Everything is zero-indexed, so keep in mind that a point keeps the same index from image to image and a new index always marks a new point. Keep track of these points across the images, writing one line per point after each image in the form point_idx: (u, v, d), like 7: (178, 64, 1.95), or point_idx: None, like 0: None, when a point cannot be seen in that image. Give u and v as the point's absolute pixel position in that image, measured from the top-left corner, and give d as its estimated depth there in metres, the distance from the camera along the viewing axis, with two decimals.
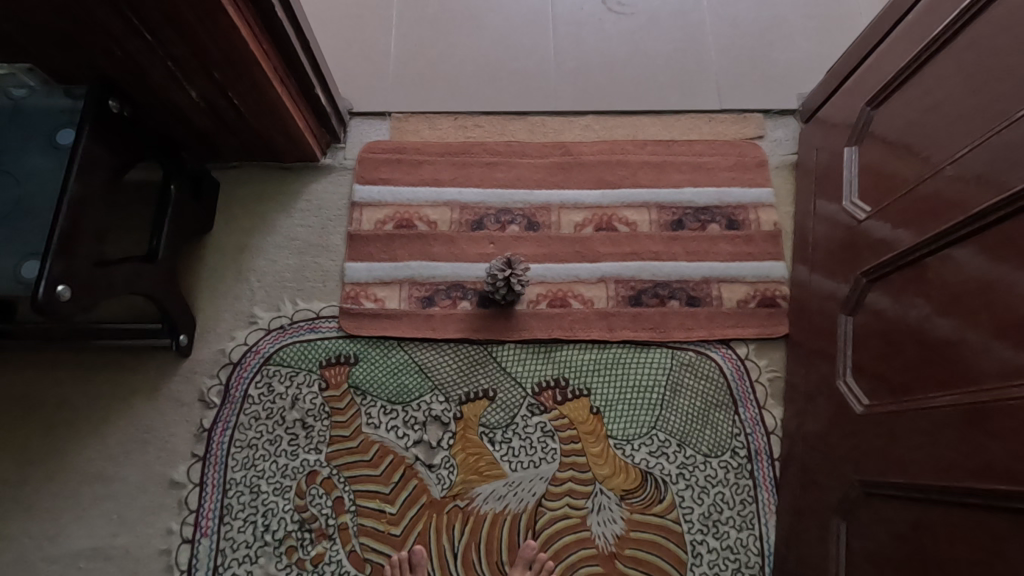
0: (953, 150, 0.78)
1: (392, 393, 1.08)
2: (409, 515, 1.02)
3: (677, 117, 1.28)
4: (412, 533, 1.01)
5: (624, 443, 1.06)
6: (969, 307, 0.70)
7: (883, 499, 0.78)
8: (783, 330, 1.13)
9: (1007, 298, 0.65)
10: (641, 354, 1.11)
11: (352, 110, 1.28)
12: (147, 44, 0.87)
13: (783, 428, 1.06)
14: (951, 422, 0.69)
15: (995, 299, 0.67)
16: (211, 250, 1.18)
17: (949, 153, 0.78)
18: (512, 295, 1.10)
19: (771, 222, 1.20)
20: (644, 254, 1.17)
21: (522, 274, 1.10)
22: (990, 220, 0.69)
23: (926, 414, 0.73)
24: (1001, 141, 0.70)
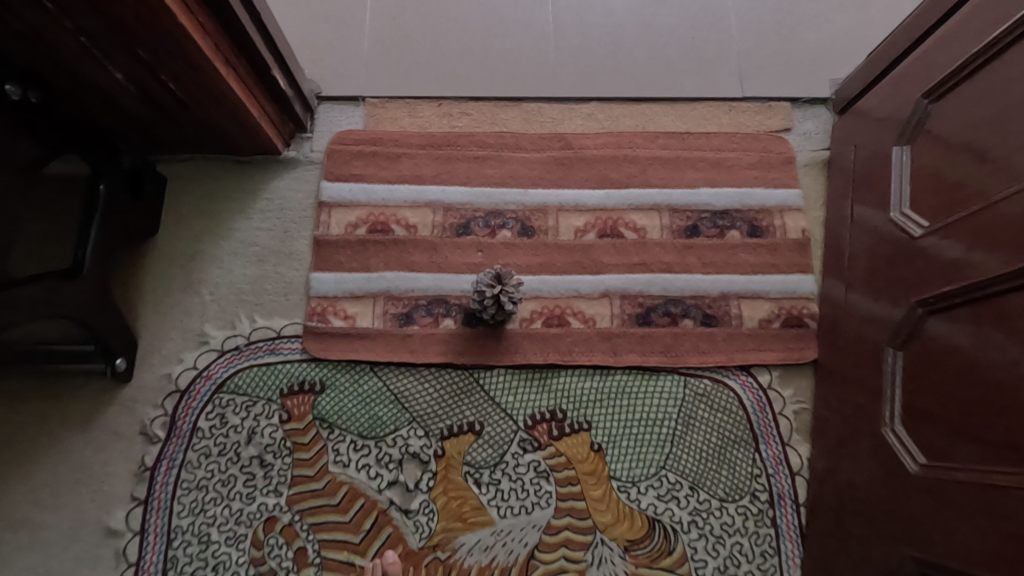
0: None
1: (363, 427, 0.94)
2: None
3: (693, 105, 1.12)
4: None
5: (629, 486, 0.92)
6: None
7: None
8: (812, 355, 0.99)
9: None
10: (650, 382, 0.97)
11: (320, 93, 1.11)
12: (49, 16, 0.70)
13: (810, 469, 0.93)
14: None
15: None
16: (156, 257, 1.02)
17: None
18: (502, 314, 0.96)
19: (798, 229, 1.05)
20: (654, 266, 1.02)
21: (515, 291, 0.95)
22: None
23: (1009, 493, 0.60)
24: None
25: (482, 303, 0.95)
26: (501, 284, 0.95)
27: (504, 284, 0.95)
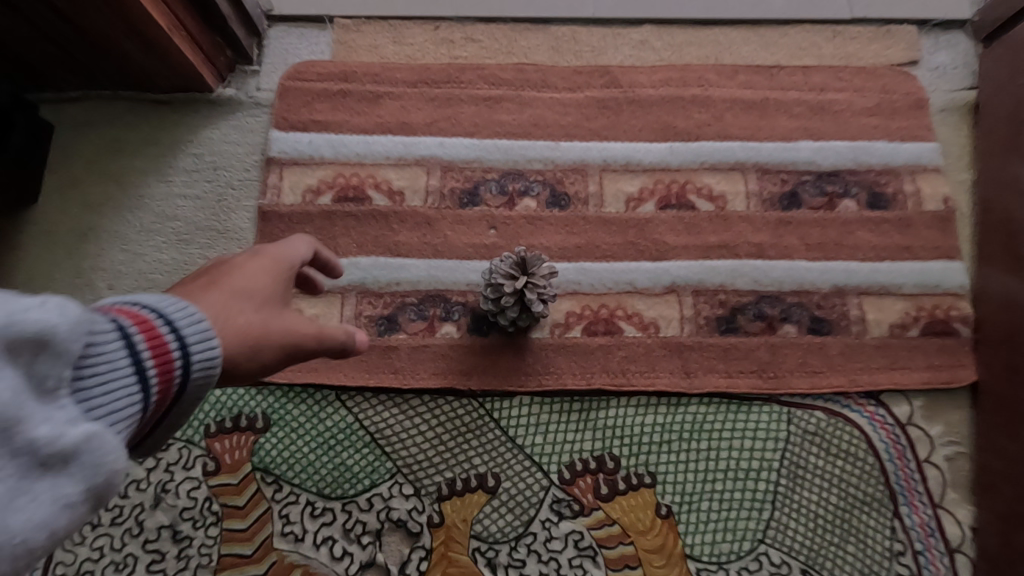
0: None
1: (325, 483, 0.65)
2: None
3: (784, 30, 0.82)
4: None
5: (713, 570, 0.64)
6: None
7: None
8: (969, 376, 0.69)
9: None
10: (738, 416, 0.68)
11: (271, 12, 0.81)
12: None
13: (975, 545, 0.64)
14: None
15: None
16: (34, 236, 0.72)
17: None
18: (526, 318, 0.67)
19: (938, 198, 0.75)
20: (739, 248, 0.73)
21: (546, 284, 0.65)
22: None
23: None
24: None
25: (497, 302, 0.66)
26: (526, 274, 0.65)
27: (531, 274, 0.65)
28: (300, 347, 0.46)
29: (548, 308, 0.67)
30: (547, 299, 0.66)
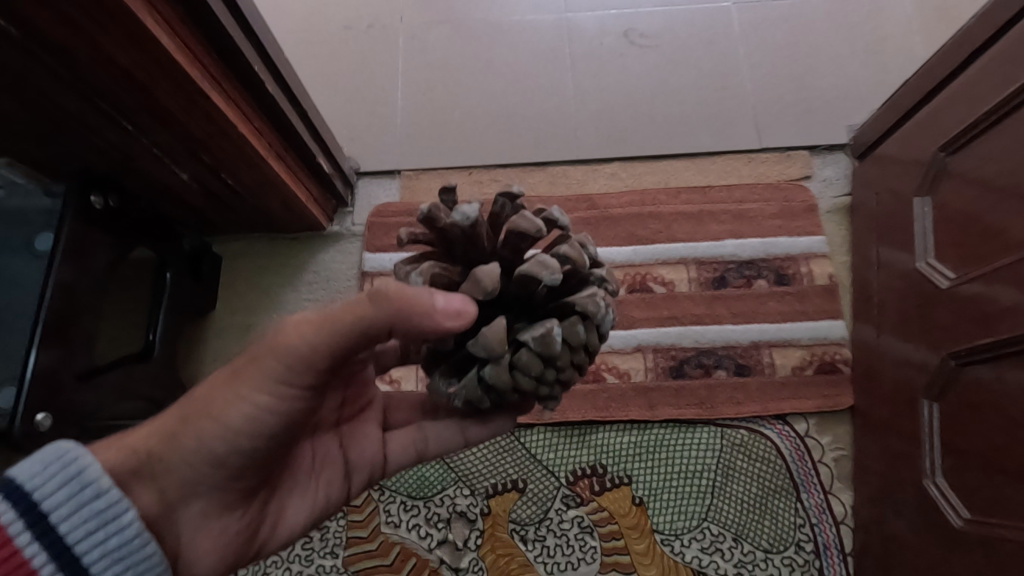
0: None
1: (412, 488, 0.99)
2: None
3: (713, 159, 1.16)
4: None
5: (672, 538, 0.94)
6: None
7: None
8: (848, 402, 1.00)
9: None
10: (687, 434, 0.99)
11: (359, 170, 1.19)
12: (127, 133, 0.79)
13: (855, 518, 0.94)
14: None
15: None
16: (215, 332, 1.11)
17: None
18: (490, 286, 0.48)
19: (826, 275, 1.08)
20: (685, 319, 1.06)
21: (466, 213, 0.49)
22: None
23: None
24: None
25: (444, 286, 0.52)
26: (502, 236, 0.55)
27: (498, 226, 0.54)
28: (399, 327, 0.50)
29: (532, 269, 0.49)
30: (541, 260, 0.49)
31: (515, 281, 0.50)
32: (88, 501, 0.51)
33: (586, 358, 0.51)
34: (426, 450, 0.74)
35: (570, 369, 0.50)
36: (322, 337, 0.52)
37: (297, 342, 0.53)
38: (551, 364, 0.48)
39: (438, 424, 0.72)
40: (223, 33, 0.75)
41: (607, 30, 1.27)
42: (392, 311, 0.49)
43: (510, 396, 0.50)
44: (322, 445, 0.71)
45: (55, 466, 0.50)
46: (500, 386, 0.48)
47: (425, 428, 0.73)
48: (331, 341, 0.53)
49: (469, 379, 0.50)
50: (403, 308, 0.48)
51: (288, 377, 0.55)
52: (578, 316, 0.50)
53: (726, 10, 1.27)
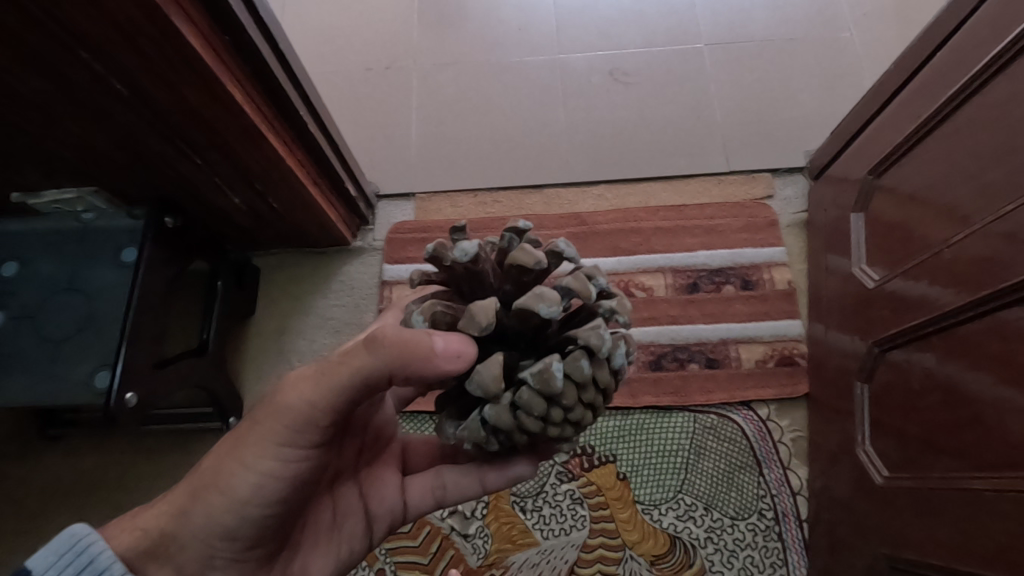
0: (947, 234, 0.84)
1: None
2: (442, 565, 1.08)
3: (687, 182, 1.33)
4: (442, 559, 1.08)
5: (652, 508, 1.10)
6: (980, 366, 0.74)
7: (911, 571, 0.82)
8: (803, 390, 1.16)
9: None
10: (664, 418, 1.15)
11: (379, 193, 1.37)
12: (196, 165, 0.95)
13: (809, 489, 1.10)
14: (976, 505, 0.72)
15: (1008, 374, 0.70)
16: (256, 334, 1.27)
17: (943, 237, 0.85)
18: (486, 319, 0.49)
19: (785, 281, 1.24)
20: (662, 319, 1.22)
21: (464, 249, 0.51)
22: (985, 308, 0.74)
23: (958, 494, 0.75)
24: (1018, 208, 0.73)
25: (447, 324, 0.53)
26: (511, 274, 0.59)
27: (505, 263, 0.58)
28: (399, 373, 0.54)
29: (529, 302, 0.50)
30: (540, 292, 0.50)
31: (514, 314, 0.51)
32: None
33: (597, 396, 0.52)
34: (445, 497, 0.75)
35: (579, 406, 0.51)
36: (323, 394, 0.57)
37: (301, 403, 0.57)
38: (555, 402, 0.50)
39: (455, 471, 0.74)
40: (281, 92, 0.92)
41: (594, 69, 1.45)
42: (393, 364, 0.53)
43: (514, 436, 0.52)
44: (342, 499, 0.73)
45: (69, 557, 0.57)
46: (501, 425, 0.50)
47: (443, 475, 0.75)
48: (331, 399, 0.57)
49: (472, 421, 0.52)
50: (403, 358, 0.52)
51: (291, 437, 0.59)
52: (582, 352, 0.50)
53: (699, 51, 1.46)
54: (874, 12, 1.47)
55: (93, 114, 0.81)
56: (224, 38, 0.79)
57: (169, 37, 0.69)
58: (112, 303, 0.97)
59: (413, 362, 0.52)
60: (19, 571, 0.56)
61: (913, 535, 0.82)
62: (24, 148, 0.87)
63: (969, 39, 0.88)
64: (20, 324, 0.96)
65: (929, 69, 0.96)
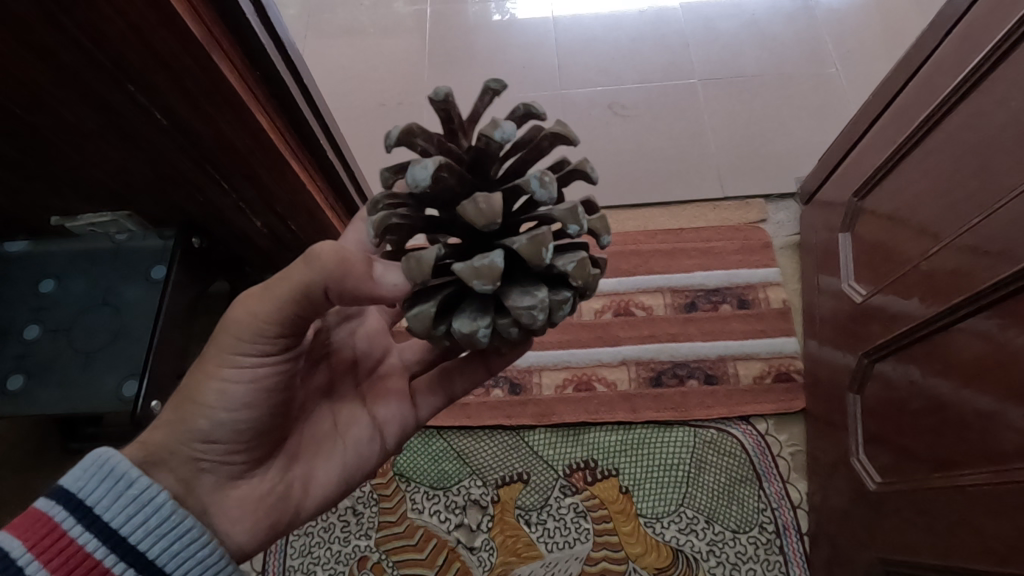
0: (924, 248, 0.92)
1: (434, 479, 1.16)
2: None
3: (683, 207, 1.40)
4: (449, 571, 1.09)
5: (655, 521, 1.12)
6: (968, 369, 0.80)
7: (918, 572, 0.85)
8: (800, 405, 1.20)
9: (1019, 375, 0.72)
10: (665, 433, 1.18)
11: None
12: (223, 191, 1.02)
13: (809, 502, 1.13)
14: (976, 500, 0.76)
15: (994, 374, 0.75)
16: None
17: (921, 251, 0.92)
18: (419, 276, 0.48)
19: (779, 300, 1.29)
20: (661, 337, 1.26)
21: (415, 179, 0.46)
22: (962, 314, 0.81)
23: (957, 491, 0.79)
24: (990, 225, 0.79)
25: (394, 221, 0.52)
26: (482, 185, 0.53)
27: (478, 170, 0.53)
28: (334, 289, 0.57)
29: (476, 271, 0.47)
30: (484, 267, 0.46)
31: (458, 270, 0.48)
32: (127, 492, 0.60)
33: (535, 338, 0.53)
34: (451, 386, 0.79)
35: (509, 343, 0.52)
36: (268, 308, 0.60)
37: (246, 315, 0.60)
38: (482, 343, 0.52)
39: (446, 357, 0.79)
40: (306, 125, 0.99)
41: (594, 103, 1.54)
42: (324, 279, 0.56)
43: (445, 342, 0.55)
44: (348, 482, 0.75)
45: (92, 465, 0.60)
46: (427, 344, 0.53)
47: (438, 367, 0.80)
48: (280, 311, 0.60)
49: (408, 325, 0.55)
50: (338, 274, 0.56)
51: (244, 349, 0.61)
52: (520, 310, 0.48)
53: (693, 86, 1.55)
54: (857, 49, 1.56)
55: (135, 143, 0.89)
56: (255, 73, 0.87)
57: (219, 78, 0.78)
58: (141, 317, 1.05)
59: (349, 275, 0.55)
60: (52, 488, 0.60)
61: (915, 538, 0.86)
62: (67, 175, 0.95)
63: (936, 74, 0.96)
64: (56, 339, 1.04)
65: (899, 101, 1.05)
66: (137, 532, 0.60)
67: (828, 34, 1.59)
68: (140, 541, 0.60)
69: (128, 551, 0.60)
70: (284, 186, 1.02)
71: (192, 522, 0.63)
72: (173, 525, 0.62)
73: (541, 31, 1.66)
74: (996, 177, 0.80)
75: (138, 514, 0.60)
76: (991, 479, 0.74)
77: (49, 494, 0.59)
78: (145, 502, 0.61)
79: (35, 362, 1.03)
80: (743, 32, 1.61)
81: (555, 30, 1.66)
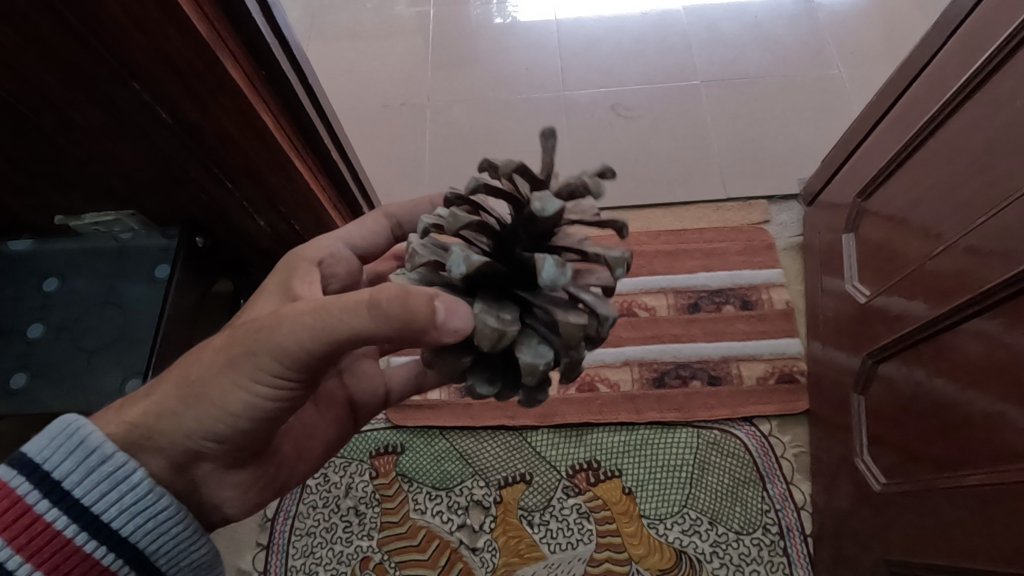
0: (928, 249, 0.91)
1: (436, 480, 1.16)
2: None
3: (687, 208, 1.40)
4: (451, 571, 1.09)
5: (658, 522, 1.11)
6: (973, 368, 0.79)
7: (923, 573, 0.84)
8: (803, 406, 1.19)
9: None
10: (668, 434, 1.18)
11: None
12: (227, 189, 1.02)
13: (812, 504, 1.12)
14: (981, 499, 0.76)
15: (999, 374, 0.75)
16: None
17: (925, 252, 0.92)
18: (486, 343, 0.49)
19: (783, 301, 1.29)
20: (664, 338, 1.26)
21: (549, 279, 0.46)
22: (967, 313, 0.81)
23: (962, 491, 0.79)
24: (995, 225, 0.79)
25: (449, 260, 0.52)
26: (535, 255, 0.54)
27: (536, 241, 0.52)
28: (391, 326, 0.51)
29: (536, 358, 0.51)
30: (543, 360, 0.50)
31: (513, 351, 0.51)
32: (97, 467, 0.58)
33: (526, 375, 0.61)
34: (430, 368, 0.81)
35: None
36: (313, 335, 0.54)
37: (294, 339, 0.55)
38: None
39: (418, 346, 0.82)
40: (310, 125, 0.99)
41: (597, 105, 1.54)
42: (384, 312, 0.51)
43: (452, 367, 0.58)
44: None
45: (60, 439, 0.57)
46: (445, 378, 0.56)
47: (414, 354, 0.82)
48: (325, 340, 0.54)
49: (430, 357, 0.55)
50: (400, 307, 0.50)
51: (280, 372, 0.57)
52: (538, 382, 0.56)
53: (696, 88, 1.55)
54: (860, 51, 1.56)
55: (139, 141, 0.89)
56: (261, 72, 0.87)
57: (223, 75, 0.78)
58: (144, 315, 1.05)
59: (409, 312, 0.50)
60: (16, 457, 0.57)
61: (920, 539, 0.85)
62: (71, 173, 0.95)
63: (940, 75, 0.96)
64: (59, 337, 1.04)
65: (903, 102, 1.05)
66: (111, 509, 0.59)
67: (831, 36, 1.59)
68: (113, 519, 0.59)
69: (99, 528, 0.58)
70: (287, 185, 1.02)
71: (169, 501, 0.61)
72: (148, 505, 0.60)
73: (544, 33, 1.67)
74: (1001, 177, 0.80)
75: (110, 489, 0.58)
76: (996, 479, 0.74)
77: (10, 463, 0.56)
78: (120, 480, 0.59)
79: (37, 359, 1.03)
80: (746, 34, 1.62)
81: (558, 31, 1.67)
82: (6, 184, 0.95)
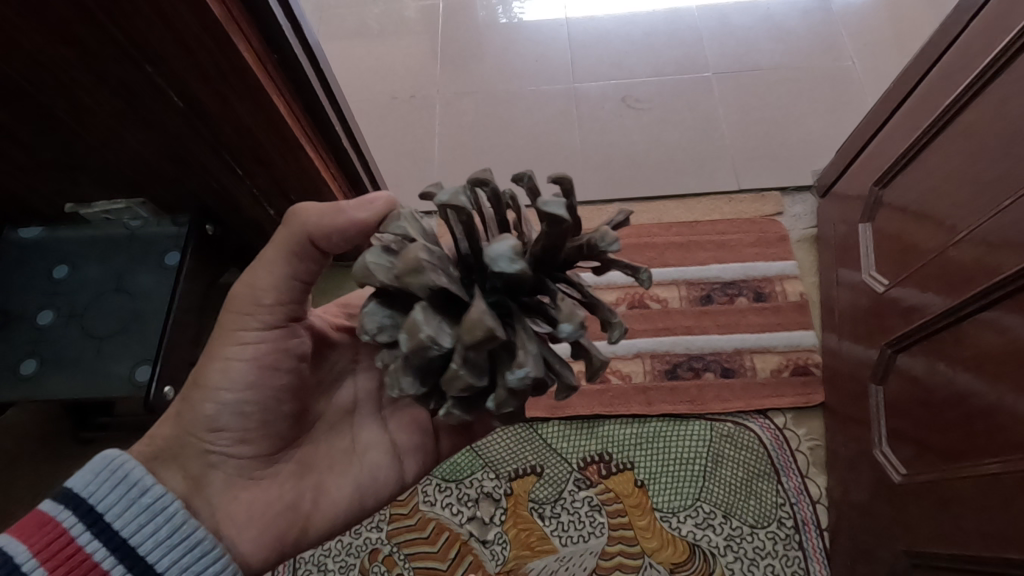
0: (947, 236, 0.89)
1: (446, 471, 1.15)
2: (459, 571, 1.07)
3: (698, 200, 1.38)
4: (461, 564, 1.08)
5: (670, 515, 1.10)
6: (992, 357, 0.77)
7: (945, 566, 0.82)
8: (818, 399, 1.18)
9: None
10: (681, 426, 1.16)
11: None
12: (238, 177, 1.02)
13: (828, 497, 1.11)
14: (1003, 490, 0.74)
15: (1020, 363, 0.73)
16: None
17: (943, 239, 0.90)
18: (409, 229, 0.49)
19: (797, 293, 1.27)
20: (675, 330, 1.25)
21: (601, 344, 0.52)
22: (988, 300, 0.79)
23: (984, 483, 0.76)
24: (1016, 209, 0.77)
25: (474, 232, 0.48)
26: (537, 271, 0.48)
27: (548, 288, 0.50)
28: (321, 244, 0.59)
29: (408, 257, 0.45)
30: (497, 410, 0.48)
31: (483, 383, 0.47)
32: (137, 499, 0.60)
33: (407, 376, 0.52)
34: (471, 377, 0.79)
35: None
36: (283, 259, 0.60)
37: (247, 292, 0.62)
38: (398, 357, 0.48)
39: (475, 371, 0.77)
40: (319, 108, 0.98)
41: (607, 96, 1.53)
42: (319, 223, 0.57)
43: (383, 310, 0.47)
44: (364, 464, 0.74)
45: (103, 473, 0.59)
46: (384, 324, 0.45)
47: None
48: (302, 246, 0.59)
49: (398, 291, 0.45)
50: (316, 220, 0.58)
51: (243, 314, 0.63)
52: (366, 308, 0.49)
53: (707, 79, 1.54)
54: (874, 43, 1.54)
55: (150, 127, 0.89)
56: (273, 56, 0.86)
57: (231, 56, 0.77)
58: (154, 303, 1.05)
59: (328, 216, 0.57)
60: (62, 490, 0.59)
61: (941, 530, 0.83)
62: (82, 160, 0.94)
63: (958, 61, 0.94)
64: (68, 325, 1.04)
65: (919, 89, 1.03)
66: (146, 543, 0.59)
67: (843, 27, 1.58)
68: (149, 551, 0.59)
69: (134, 560, 0.58)
70: (297, 169, 1.01)
71: (202, 534, 0.61)
72: (182, 537, 0.60)
73: (553, 24, 1.66)
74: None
75: (149, 523, 0.59)
76: (1018, 468, 0.72)
77: (58, 498, 0.59)
78: (156, 512, 0.60)
79: (47, 347, 1.02)
80: (758, 26, 1.60)
81: (568, 24, 1.66)
82: (17, 171, 0.95)
